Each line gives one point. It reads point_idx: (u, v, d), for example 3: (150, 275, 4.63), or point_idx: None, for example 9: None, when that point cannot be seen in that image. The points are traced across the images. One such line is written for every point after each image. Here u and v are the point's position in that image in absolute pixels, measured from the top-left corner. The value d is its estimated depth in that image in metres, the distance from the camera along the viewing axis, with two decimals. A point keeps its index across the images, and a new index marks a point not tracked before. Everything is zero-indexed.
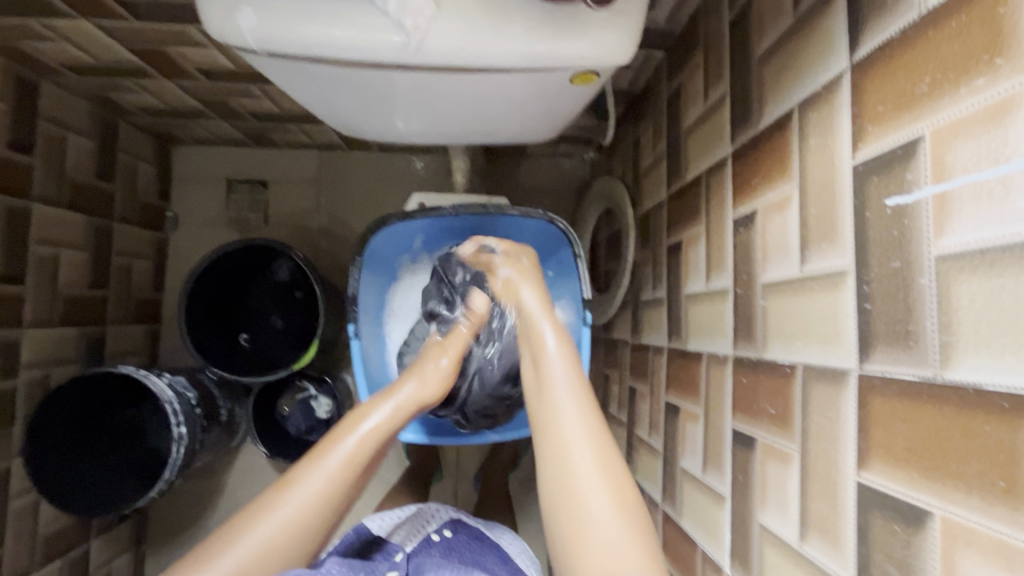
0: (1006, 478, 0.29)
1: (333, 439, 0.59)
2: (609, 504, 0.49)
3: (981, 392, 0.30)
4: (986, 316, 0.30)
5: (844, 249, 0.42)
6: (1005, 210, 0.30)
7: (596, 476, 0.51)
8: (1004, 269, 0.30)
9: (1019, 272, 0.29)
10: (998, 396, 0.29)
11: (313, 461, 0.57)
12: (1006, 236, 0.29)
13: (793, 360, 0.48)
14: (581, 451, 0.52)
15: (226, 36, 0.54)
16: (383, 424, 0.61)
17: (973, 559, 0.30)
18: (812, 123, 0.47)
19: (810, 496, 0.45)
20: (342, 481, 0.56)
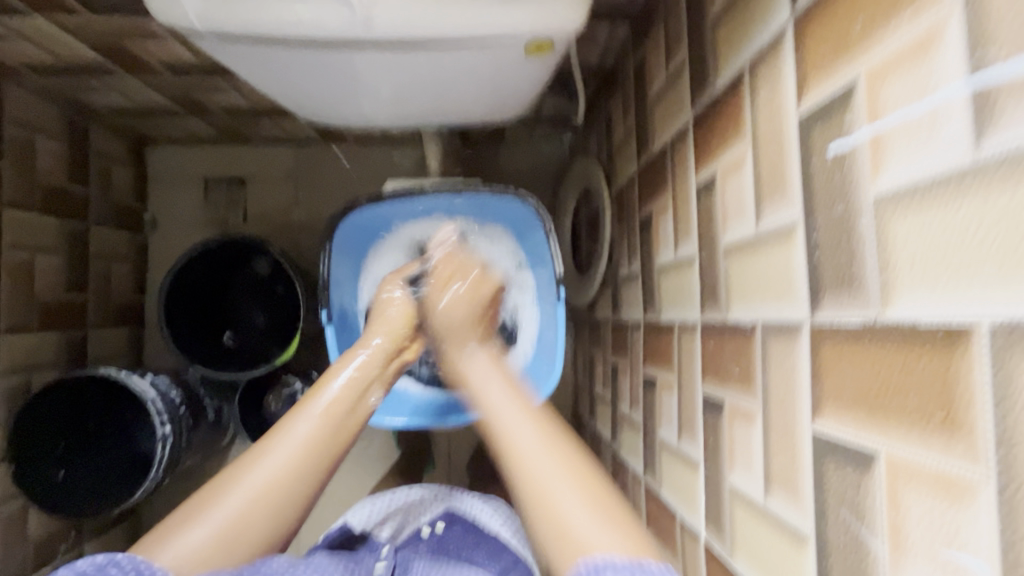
0: (942, 409, 0.28)
1: (303, 405, 0.65)
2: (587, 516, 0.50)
3: (916, 326, 0.30)
4: (919, 250, 0.30)
5: (794, 200, 0.42)
6: (934, 140, 0.29)
7: (574, 494, 0.52)
8: (932, 201, 0.29)
9: (944, 202, 0.29)
10: (933, 329, 0.29)
11: (285, 426, 0.63)
12: (933, 168, 0.29)
13: (753, 319, 0.48)
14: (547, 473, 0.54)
15: (172, 18, 0.53)
16: (357, 392, 0.68)
17: (915, 494, 0.30)
18: (762, 79, 0.47)
19: (773, 450, 0.45)
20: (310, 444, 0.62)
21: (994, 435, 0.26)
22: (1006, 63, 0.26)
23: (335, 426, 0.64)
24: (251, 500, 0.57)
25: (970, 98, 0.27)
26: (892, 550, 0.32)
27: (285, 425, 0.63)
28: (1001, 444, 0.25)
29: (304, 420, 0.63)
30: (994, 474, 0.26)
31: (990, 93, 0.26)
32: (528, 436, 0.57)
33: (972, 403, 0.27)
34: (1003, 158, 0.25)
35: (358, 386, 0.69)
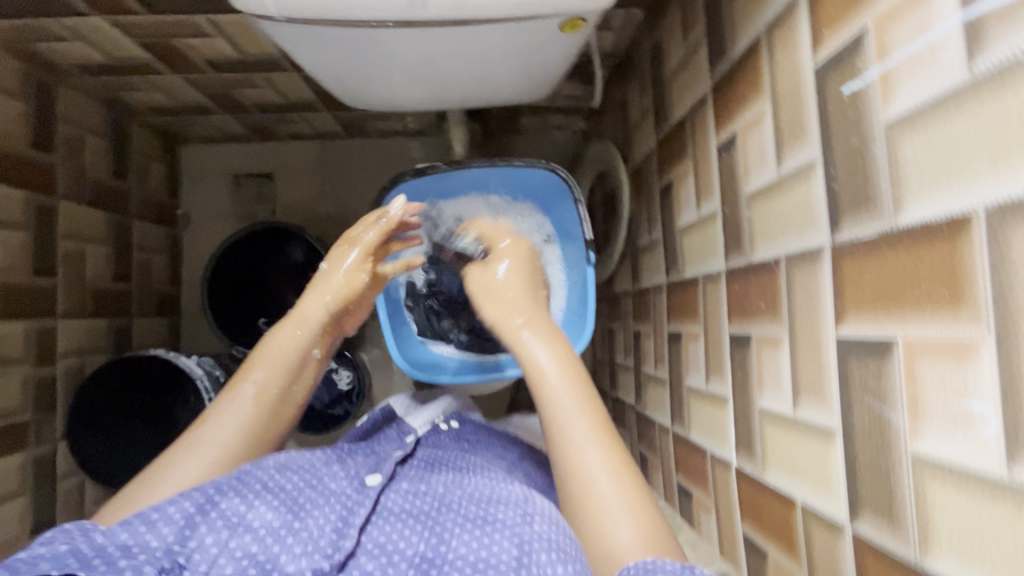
0: (948, 288, 0.34)
1: (231, 392, 0.69)
2: (603, 466, 0.58)
3: (925, 224, 0.36)
4: (924, 162, 0.36)
5: (812, 141, 0.48)
6: (936, 69, 0.35)
7: (598, 454, 0.59)
8: (934, 121, 0.35)
9: (943, 120, 0.35)
10: (939, 223, 0.35)
11: (216, 413, 0.68)
12: (936, 91, 0.35)
13: (776, 254, 0.54)
14: (574, 422, 0.61)
15: (249, 6, 0.59)
16: (283, 375, 0.71)
17: (928, 364, 0.36)
18: (779, 40, 0.53)
19: (800, 365, 0.51)
20: (246, 425, 0.67)
21: (992, 297, 0.32)
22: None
23: (268, 406, 0.69)
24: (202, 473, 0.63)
25: (965, 28, 0.33)
26: (911, 418, 0.38)
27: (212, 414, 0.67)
28: (997, 304, 0.31)
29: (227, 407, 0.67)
30: (993, 329, 0.32)
31: (980, 21, 0.32)
32: (571, 406, 0.62)
33: (973, 276, 0.33)
34: (994, 70, 0.31)
35: (284, 361, 0.72)
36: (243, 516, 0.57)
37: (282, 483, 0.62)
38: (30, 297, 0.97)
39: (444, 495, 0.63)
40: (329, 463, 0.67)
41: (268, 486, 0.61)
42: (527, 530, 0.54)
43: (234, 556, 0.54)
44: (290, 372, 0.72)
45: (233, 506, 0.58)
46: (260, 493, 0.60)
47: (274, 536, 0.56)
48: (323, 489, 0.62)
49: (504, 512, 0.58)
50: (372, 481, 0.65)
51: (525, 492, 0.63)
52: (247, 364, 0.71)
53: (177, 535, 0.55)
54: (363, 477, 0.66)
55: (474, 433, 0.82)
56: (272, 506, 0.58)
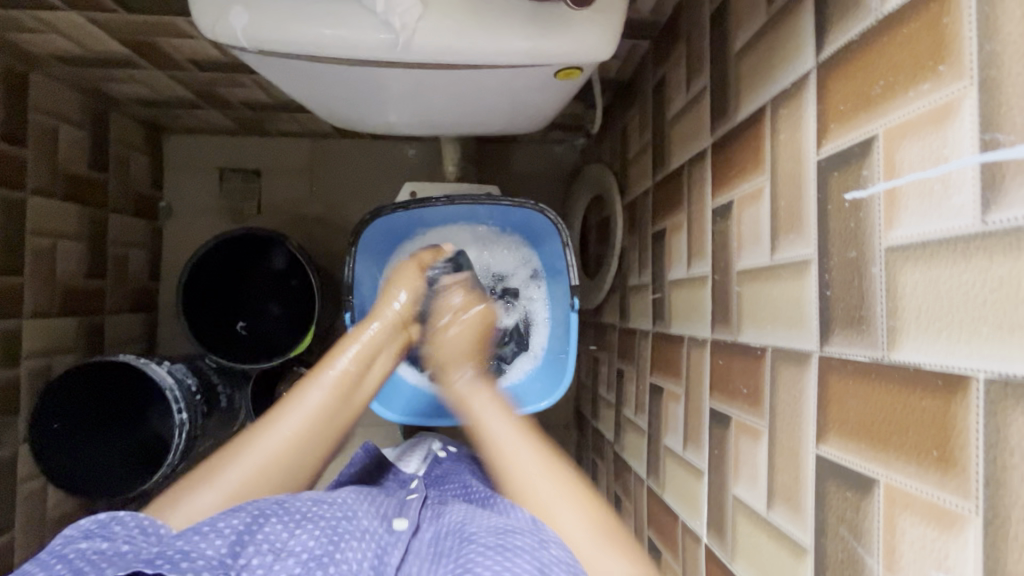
0: (938, 448, 0.32)
1: (312, 376, 0.66)
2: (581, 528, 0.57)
3: (919, 370, 0.34)
4: (926, 303, 0.34)
5: (810, 238, 0.45)
6: (944, 204, 0.33)
7: (549, 480, 0.61)
8: (939, 259, 0.33)
9: (950, 262, 0.33)
10: (934, 374, 0.33)
11: (297, 394, 0.65)
12: (941, 229, 0.33)
13: (763, 343, 0.52)
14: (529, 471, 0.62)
15: (219, 35, 0.58)
16: (364, 364, 0.69)
17: (909, 521, 0.34)
18: (783, 118, 0.50)
19: (777, 468, 0.48)
20: (323, 412, 0.64)
21: (984, 476, 0.30)
22: (1010, 145, 0.29)
23: (342, 396, 0.66)
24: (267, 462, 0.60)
25: (981, 171, 0.31)
26: (887, 568, 0.36)
27: (296, 395, 0.64)
28: (990, 483, 0.29)
29: (312, 388, 0.65)
30: (982, 509, 0.30)
31: (997, 169, 0.30)
32: (507, 436, 0.65)
33: (966, 444, 0.31)
34: (1005, 228, 0.29)
35: (366, 359, 0.70)
36: (284, 543, 0.50)
37: (320, 513, 0.54)
38: None
39: (463, 524, 0.56)
40: (360, 500, 0.60)
41: (307, 515, 0.54)
42: (548, 555, 0.49)
43: (283, 559, 0.48)
44: (364, 370, 0.69)
45: (276, 531, 0.51)
46: (300, 523, 0.52)
47: (317, 563, 0.48)
48: (357, 525, 0.54)
49: (521, 540, 0.50)
50: (400, 523, 0.58)
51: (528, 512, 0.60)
52: (331, 353, 0.69)
53: (229, 549, 0.48)
54: (391, 519, 0.59)
55: (474, 460, 0.81)
56: (314, 534, 0.51)
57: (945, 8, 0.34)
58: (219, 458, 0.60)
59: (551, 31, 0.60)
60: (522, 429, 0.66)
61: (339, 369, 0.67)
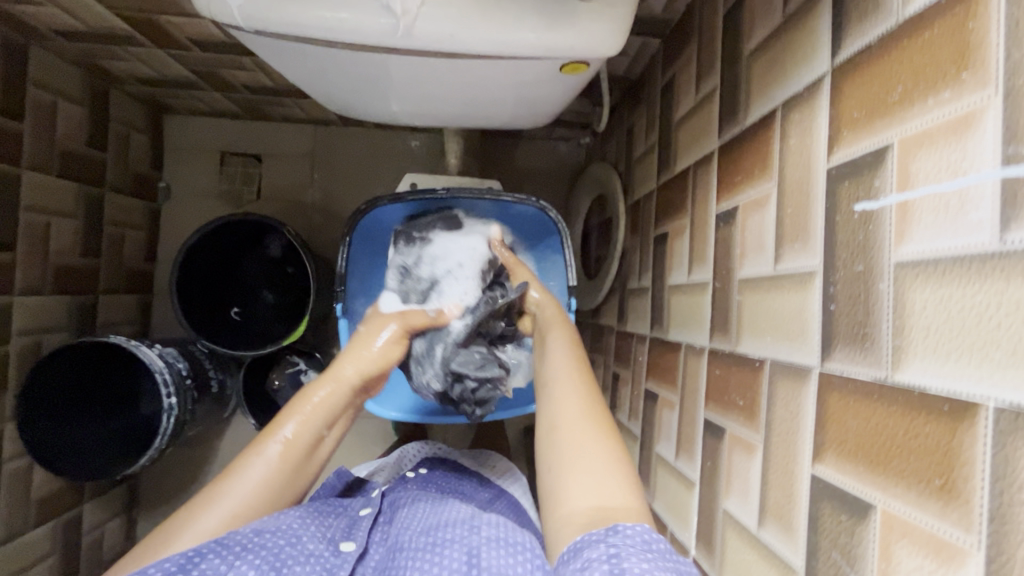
0: (941, 476, 0.32)
1: (253, 451, 0.61)
2: (612, 490, 0.49)
3: (925, 393, 0.33)
4: (935, 325, 0.33)
5: (815, 250, 0.44)
6: (958, 222, 0.32)
7: (598, 451, 0.52)
8: (953, 280, 0.32)
9: (965, 284, 0.32)
10: (939, 399, 0.32)
11: (237, 469, 0.60)
12: (958, 248, 0.32)
13: (762, 355, 0.50)
14: (569, 417, 0.55)
15: (215, 12, 0.57)
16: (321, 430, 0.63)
17: (906, 549, 0.34)
18: (793, 123, 0.48)
19: (769, 485, 0.47)
20: (265, 489, 0.59)
21: (989, 510, 0.29)
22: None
23: (291, 468, 0.61)
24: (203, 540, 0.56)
25: (1001, 187, 0.30)
26: None
27: (240, 467, 0.60)
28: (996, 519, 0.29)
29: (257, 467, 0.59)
30: (985, 544, 0.29)
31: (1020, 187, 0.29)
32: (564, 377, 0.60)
33: (971, 476, 0.30)
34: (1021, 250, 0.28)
35: (315, 430, 0.63)
36: (224, 574, 0.50)
37: (262, 541, 0.54)
38: None
39: (398, 537, 0.61)
40: (305, 521, 0.60)
41: (249, 545, 0.53)
42: (476, 538, 0.56)
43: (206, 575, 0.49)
44: (313, 444, 0.63)
45: (214, 565, 0.50)
46: (240, 553, 0.52)
47: None
48: (302, 548, 0.56)
49: (451, 531, 0.58)
50: (347, 547, 0.60)
51: (471, 511, 0.64)
52: (280, 417, 0.63)
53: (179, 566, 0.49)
54: (338, 541, 0.61)
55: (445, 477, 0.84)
56: (255, 564, 0.51)
57: (973, 11, 0.32)
58: (158, 532, 0.56)
59: (557, 24, 0.58)
60: (585, 381, 0.60)
61: (286, 439, 0.61)
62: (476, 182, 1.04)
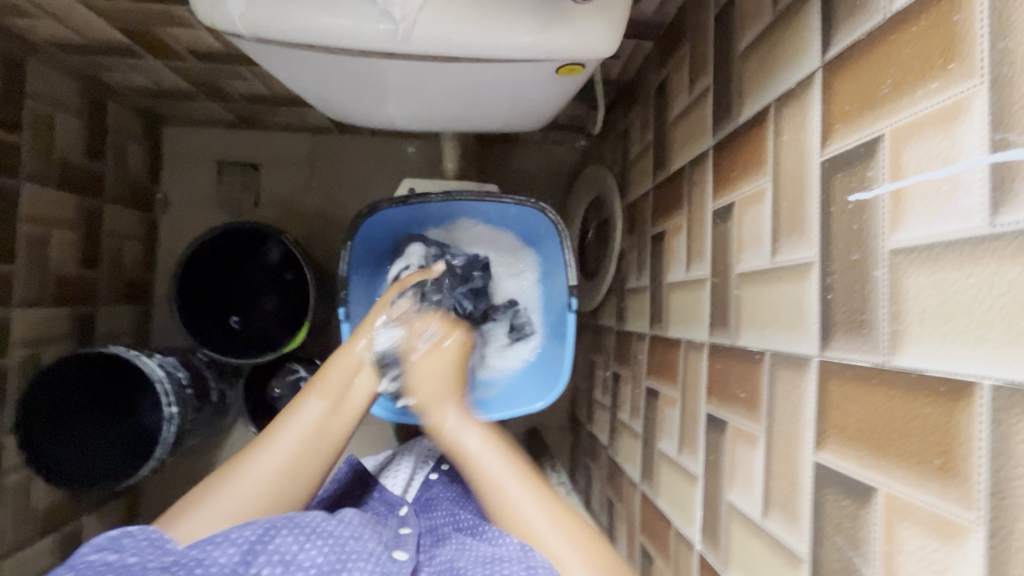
0: (940, 455, 0.33)
1: (291, 413, 0.69)
2: (573, 551, 0.60)
3: (923, 376, 0.35)
4: (930, 306, 0.35)
5: (811, 240, 0.45)
6: (949, 208, 0.33)
7: (535, 501, 0.64)
8: (944, 263, 0.34)
9: (957, 266, 0.33)
10: (937, 380, 0.34)
11: (277, 429, 0.68)
12: (950, 231, 0.33)
13: (762, 347, 0.51)
14: (513, 493, 0.64)
15: (215, 19, 0.58)
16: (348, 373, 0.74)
17: (909, 530, 0.35)
18: (786, 118, 0.50)
19: (773, 474, 0.48)
20: (303, 446, 0.67)
21: (988, 486, 0.30)
22: (1009, 148, 0.30)
23: (333, 405, 0.71)
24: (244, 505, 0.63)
25: (989, 172, 0.31)
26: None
27: (281, 429, 0.68)
28: (994, 495, 0.30)
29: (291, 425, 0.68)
30: (985, 519, 0.30)
31: (1007, 171, 0.30)
32: (488, 455, 0.67)
33: (969, 453, 0.32)
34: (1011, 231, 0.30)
35: (346, 379, 0.73)
36: (295, 556, 0.54)
37: (329, 527, 0.59)
38: None
39: (454, 564, 0.60)
40: (366, 523, 0.65)
41: (318, 530, 0.58)
42: (533, 559, 0.57)
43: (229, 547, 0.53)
44: (348, 385, 0.73)
45: (286, 542, 0.55)
46: (309, 534, 0.57)
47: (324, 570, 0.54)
48: (363, 548, 0.59)
49: (507, 568, 0.55)
50: (400, 556, 0.61)
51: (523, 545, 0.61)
52: (311, 387, 0.72)
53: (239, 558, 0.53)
54: (391, 549, 0.63)
55: (455, 480, 0.85)
56: (321, 547, 0.56)
57: (956, 5, 0.34)
58: (203, 492, 0.63)
59: (553, 25, 0.59)
60: (515, 463, 0.67)
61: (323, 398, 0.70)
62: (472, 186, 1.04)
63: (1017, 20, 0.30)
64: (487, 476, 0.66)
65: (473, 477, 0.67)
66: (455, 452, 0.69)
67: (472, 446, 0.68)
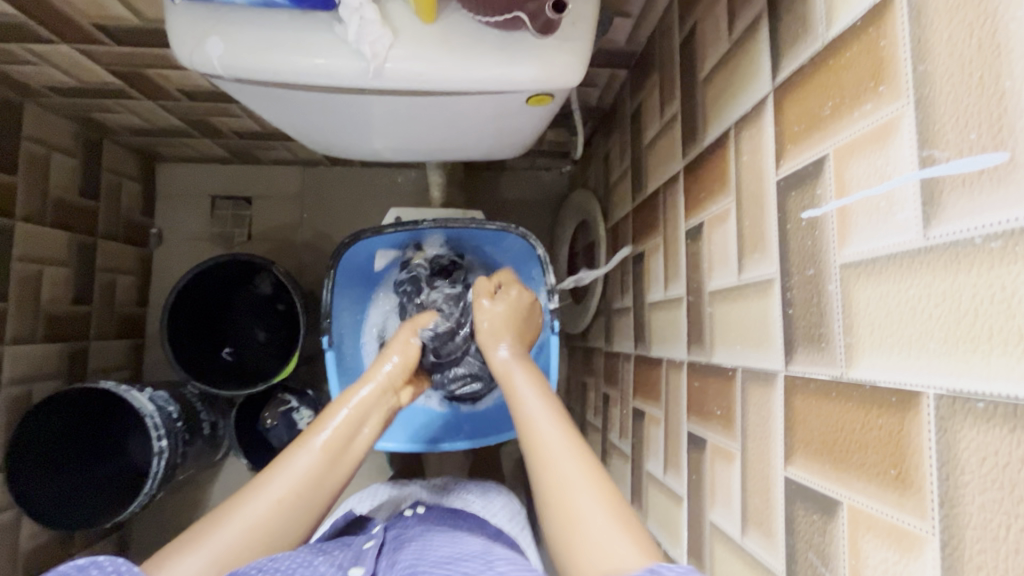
0: (895, 467, 0.31)
1: (298, 444, 0.61)
2: (604, 518, 0.45)
3: (803, 380, 0.40)
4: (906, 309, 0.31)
5: (771, 258, 0.45)
6: (987, 199, 0.26)
7: (588, 489, 0.48)
8: (949, 271, 0.28)
9: (939, 278, 0.29)
10: (847, 386, 0.35)
11: (287, 459, 0.59)
12: (969, 231, 0.27)
13: (733, 363, 0.51)
14: (555, 454, 0.51)
15: (195, 64, 0.54)
16: (353, 427, 0.64)
17: (872, 543, 0.33)
18: (745, 140, 0.50)
19: (750, 492, 0.47)
20: (304, 484, 0.58)
21: (939, 495, 0.28)
22: (969, 157, 0.27)
23: (330, 456, 0.60)
24: (247, 532, 0.54)
25: (949, 183, 0.28)
26: None
27: (280, 464, 0.59)
28: (947, 542, 0.28)
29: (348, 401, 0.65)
30: (939, 532, 0.28)
31: (935, 186, 0.29)
32: (550, 428, 0.54)
33: (920, 464, 0.29)
34: (985, 239, 0.26)
35: (356, 420, 0.64)
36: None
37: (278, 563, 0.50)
38: None
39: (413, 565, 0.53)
40: (314, 552, 0.56)
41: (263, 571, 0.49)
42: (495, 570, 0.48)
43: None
44: (353, 432, 0.63)
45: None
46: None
47: None
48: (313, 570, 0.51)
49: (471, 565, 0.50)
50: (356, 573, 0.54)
51: (484, 546, 0.58)
52: (323, 416, 0.63)
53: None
54: (347, 567, 0.55)
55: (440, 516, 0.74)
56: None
57: (882, 31, 0.33)
58: (203, 523, 0.54)
59: None
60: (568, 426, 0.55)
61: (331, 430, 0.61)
62: (460, 211, 1.06)
63: (934, 47, 0.30)
64: (542, 442, 0.53)
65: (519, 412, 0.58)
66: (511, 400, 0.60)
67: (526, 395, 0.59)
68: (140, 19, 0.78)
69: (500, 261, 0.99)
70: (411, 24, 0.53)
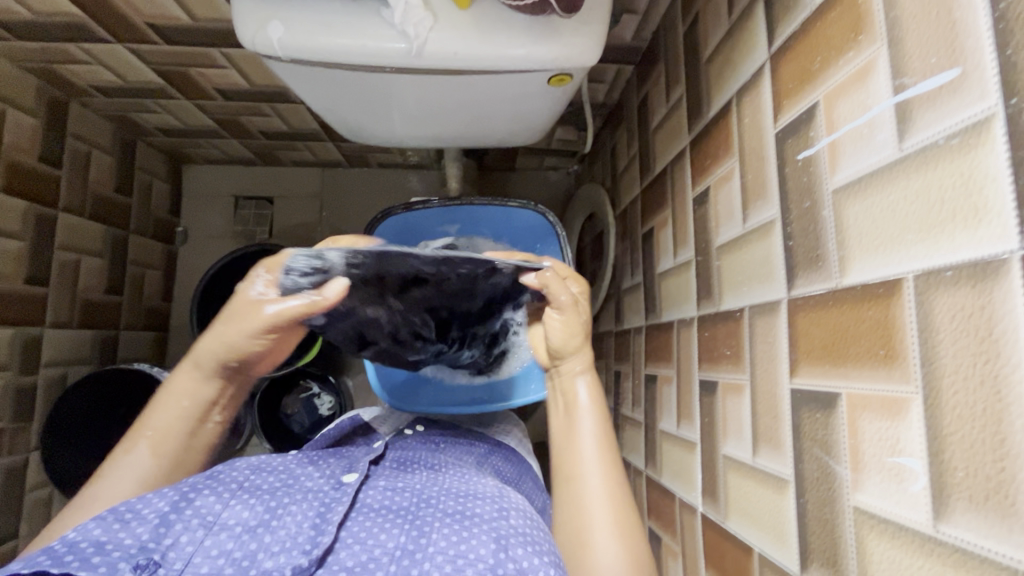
0: (884, 346, 0.36)
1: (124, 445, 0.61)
2: (611, 545, 0.57)
3: (806, 297, 0.45)
4: (889, 211, 0.37)
5: (772, 201, 0.51)
6: (946, 108, 0.32)
7: (599, 494, 0.61)
8: (921, 172, 0.34)
9: (913, 179, 0.35)
10: (841, 292, 0.41)
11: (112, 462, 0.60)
12: (935, 135, 0.33)
13: (741, 304, 0.57)
14: (588, 465, 0.63)
15: (256, 44, 0.61)
16: (186, 417, 0.63)
17: (868, 419, 0.38)
18: (746, 105, 0.57)
19: (759, 414, 0.52)
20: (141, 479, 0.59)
21: (920, 357, 0.33)
22: (933, 76, 0.33)
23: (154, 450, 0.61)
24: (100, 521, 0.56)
25: (919, 100, 0.34)
26: (853, 471, 0.39)
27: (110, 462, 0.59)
28: (928, 398, 0.33)
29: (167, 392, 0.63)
30: (922, 389, 0.33)
31: (907, 107, 0.35)
32: (590, 444, 0.65)
33: (904, 337, 0.35)
34: (946, 139, 0.32)
35: (182, 409, 0.63)
36: (219, 515, 0.51)
37: (257, 483, 0.56)
38: (18, 305, 0.99)
39: (423, 489, 0.58)
40: (302, 464, 0.62)
41: (245, 488, 0.55)
42: (505, 524, 0.51)
43: (212, 555, 0.48)
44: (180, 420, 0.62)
45: (209, 504, 0.52)
46: (235, 494, 0.54)
47: (252, 534, 0.50)
48: (300, 488, 0.57)
49: (482, 507, 0.54)
50: (349, 480, 0.58)
51: (497, 487, 0.61)
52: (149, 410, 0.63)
53: (153, 532, 0.48)
54: (341, 476, 0.60)
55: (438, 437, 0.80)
56: (251, 506, 0.52)
57: None
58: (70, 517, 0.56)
59: None
60: (605, 443, 0.65)
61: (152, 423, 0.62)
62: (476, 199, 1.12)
63: None
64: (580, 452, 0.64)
65: (561, 422, 0.69)
66: (569, 402, 0.69)
67: (582, 401, 0.68)
68: (191, 18, 0.85)
69: (515, 240, 1.02)
70: (448, 11, 0.60)
